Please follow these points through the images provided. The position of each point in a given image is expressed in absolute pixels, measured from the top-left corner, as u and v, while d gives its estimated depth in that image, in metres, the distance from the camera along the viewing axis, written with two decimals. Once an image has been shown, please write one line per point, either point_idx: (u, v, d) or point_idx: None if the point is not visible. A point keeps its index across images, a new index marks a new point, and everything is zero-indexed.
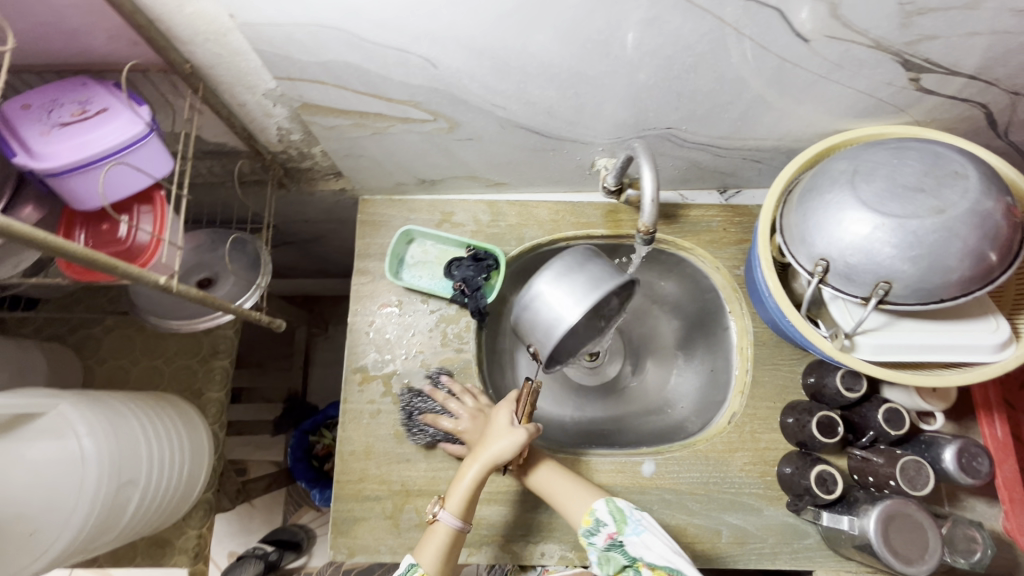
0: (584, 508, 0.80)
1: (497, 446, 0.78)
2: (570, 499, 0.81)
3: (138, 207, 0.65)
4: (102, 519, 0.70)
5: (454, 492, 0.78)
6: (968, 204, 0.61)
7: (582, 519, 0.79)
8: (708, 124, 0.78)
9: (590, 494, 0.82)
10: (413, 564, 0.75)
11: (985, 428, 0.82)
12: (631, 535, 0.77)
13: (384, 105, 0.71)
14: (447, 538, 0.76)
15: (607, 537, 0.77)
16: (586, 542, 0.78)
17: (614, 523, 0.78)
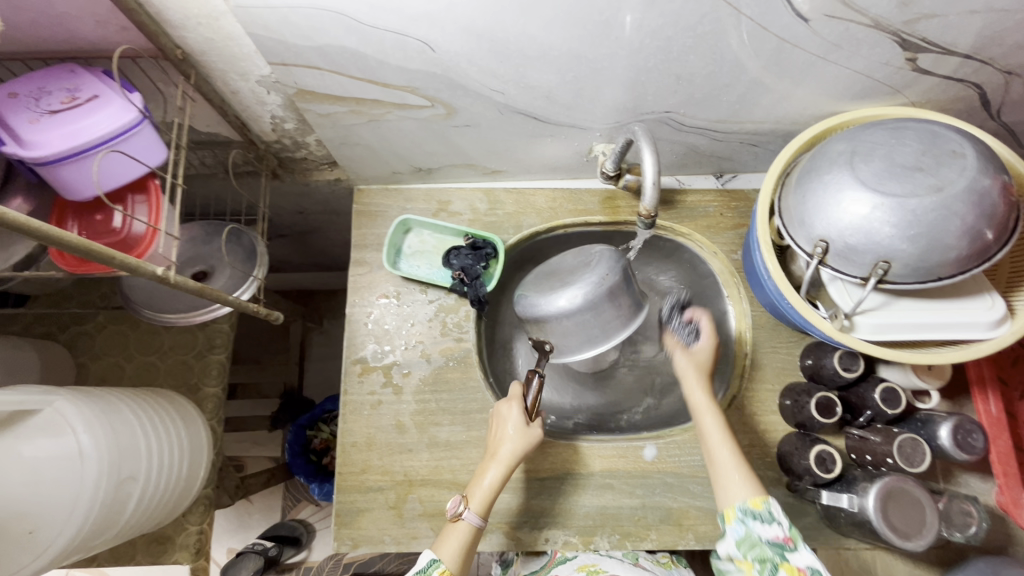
0: (752, 492, 0.69)
1: (509, 447, 0.79)
2: (735, 472, 0.72)
3: (133, 197, 0.63)
4: (104, 515, 0.69)
5: (476, 492, 0.77)
6: (965, 182, 0.61)
7: (751, 498, 0.68)
8: (706, 107, 0.78)
9: (756, 481, 0.71)
10: (434, 559, 0.72)
11: (980, 404, 0.84)
12: (803, 551, 0.64)
13: (381, 91, 0.70)
14: (469, 537, 0.75)
15: (775, 533, 0.65)
16: (740, 516, 0.68)
17: (789, 527, 0.65)
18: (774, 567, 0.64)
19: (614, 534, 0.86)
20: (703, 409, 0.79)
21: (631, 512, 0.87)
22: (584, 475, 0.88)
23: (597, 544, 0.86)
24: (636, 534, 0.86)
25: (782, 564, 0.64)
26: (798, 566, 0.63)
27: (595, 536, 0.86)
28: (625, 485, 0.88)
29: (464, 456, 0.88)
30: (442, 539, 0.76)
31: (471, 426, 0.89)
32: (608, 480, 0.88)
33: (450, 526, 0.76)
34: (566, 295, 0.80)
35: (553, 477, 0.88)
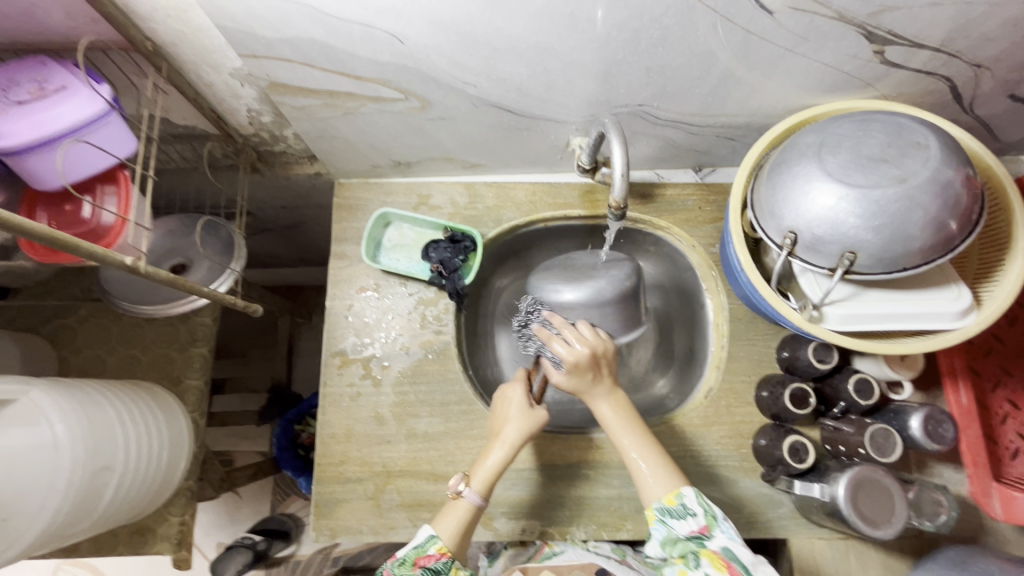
0: (668, 488, 0.73)
1: (512, 432, 0.79)
2: (646, 469, 0.75)
3: (101, 187, 0.64)
4: (79, 505, 0.70)
5: (478, 471, 0.78)
6: (928, 173, 0.62)
7: (664, 495, 0.72)
8: (679, 100, 0.78)
9: (675, 475, 0.75)
10: (431, 536, 0.73)
11: (951, 396, 0.85)
12: (718, 535, 0.69)
13: (353, 84, 0.70)
14: (468, 515, 0.76)
15: (691, 527, 0.70)
16: (658, 515, 0.72)
17: (703, 516, 0.70)
18: (695, 556, 0.69)
19: (590, 524, 0.87)
20: (604, 415, 0.79)
21: (608, 503, 0.88)
22: (561, 466, 0.89)
23: (574, 534, 0.87)
24: (612, 524, 0.87)
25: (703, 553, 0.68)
26: (715, 549, 0.68)
27: (572, 526, 0.87)
28: (602, 476, 0.89)
29: (442, 447, 0.89)
30: (442, 517, 0.77)
31: (449, 418, 0.90)
32: (584, 471, 0.89)
33: (451, 506, 0.77)
34: (573, 292, 0.89)
35: (530, 468, 0.89)
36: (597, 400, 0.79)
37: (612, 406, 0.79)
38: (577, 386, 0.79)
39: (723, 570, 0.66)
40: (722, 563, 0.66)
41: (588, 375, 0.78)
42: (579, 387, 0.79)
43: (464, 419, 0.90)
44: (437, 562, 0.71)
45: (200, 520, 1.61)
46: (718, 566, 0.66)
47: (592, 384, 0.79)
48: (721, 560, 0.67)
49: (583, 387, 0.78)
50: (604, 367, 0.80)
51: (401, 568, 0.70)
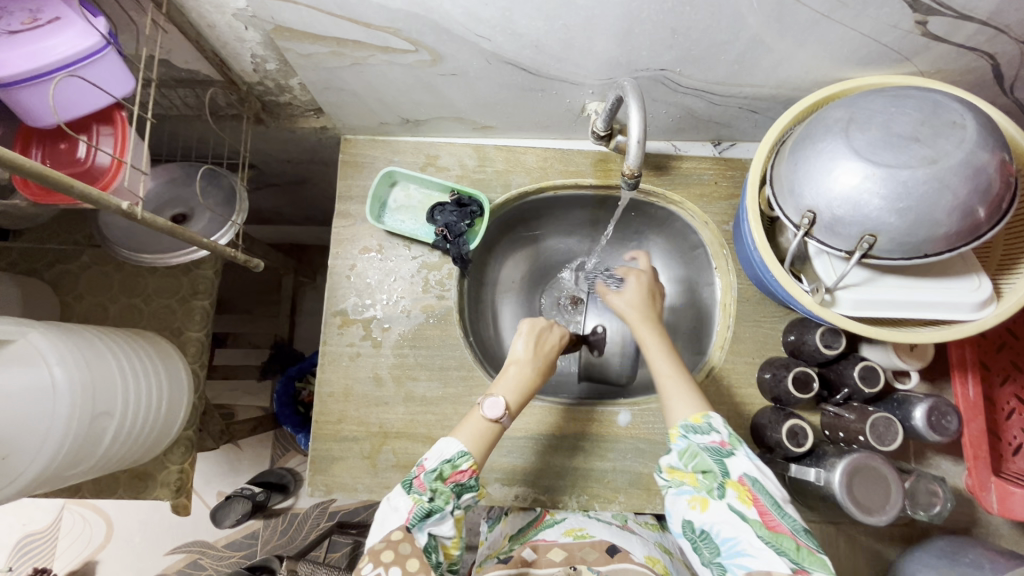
0: (693, 407, 0.69)
1: (519, 348, 0.79)
2: (674, 389, 0.72)
3: (98, 128, 0.62)
4: (77, 447, 0.71)
5: (508, 385, 0.76)
6: (962, 155, 0.59)
7: (691, 414, 0.69)
8: (703, 67, 0.74)
9: (699, 396, 0.71)
10: (463, 452, 0.69)
11: (958, 388, 0.83)
12: (740, 457, 0.65)
13: (362, 32, 0.67)
14: (495, 435, 0.73)
15: (713, 441, 0.66)
16: (682, 431, 0.68)
17: (728, 434, 0.67)
18: (718, 483, 0.64)
19: (583, 495, 0.87)
20: (646, 337, 0.79)
21: (602, 475, 0.88)
22: (559, 437, 0.89)
23: (566, 504, 0.87)
24: (605, 496, 0.87)
25: (723, 474, 0.64)
26: (737, 477, 0.63)
27: (565, 495, 0.87)
28: (597, 448, 0.89)
29: (439, 411, 0.89)
30: (466, 428, 0.72)
31: (447, 383, 0.90)
32: (580, 443, 0.89)
33: (478, 422, 0.73)
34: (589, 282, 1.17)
35: (525, 437, 0.89)
36: (644, 327, 0.79)
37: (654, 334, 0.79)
38: (627, 306, 0.83)
39: (750, 503, 0.62)
40: (747, 495, 0.62)
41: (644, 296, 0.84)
42: (631, 307, 0.82)
43: (462, 384, 0.90)
44: (468, 479, 0.68)
45: (202, 469, 1.65)
46: (744, 499, 0.62)
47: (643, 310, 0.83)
48: (747, 490, 0.62)
49: (636, 302, 0.83)
50: (657, 299, 0.86)
51: (434, 482, 0.67)
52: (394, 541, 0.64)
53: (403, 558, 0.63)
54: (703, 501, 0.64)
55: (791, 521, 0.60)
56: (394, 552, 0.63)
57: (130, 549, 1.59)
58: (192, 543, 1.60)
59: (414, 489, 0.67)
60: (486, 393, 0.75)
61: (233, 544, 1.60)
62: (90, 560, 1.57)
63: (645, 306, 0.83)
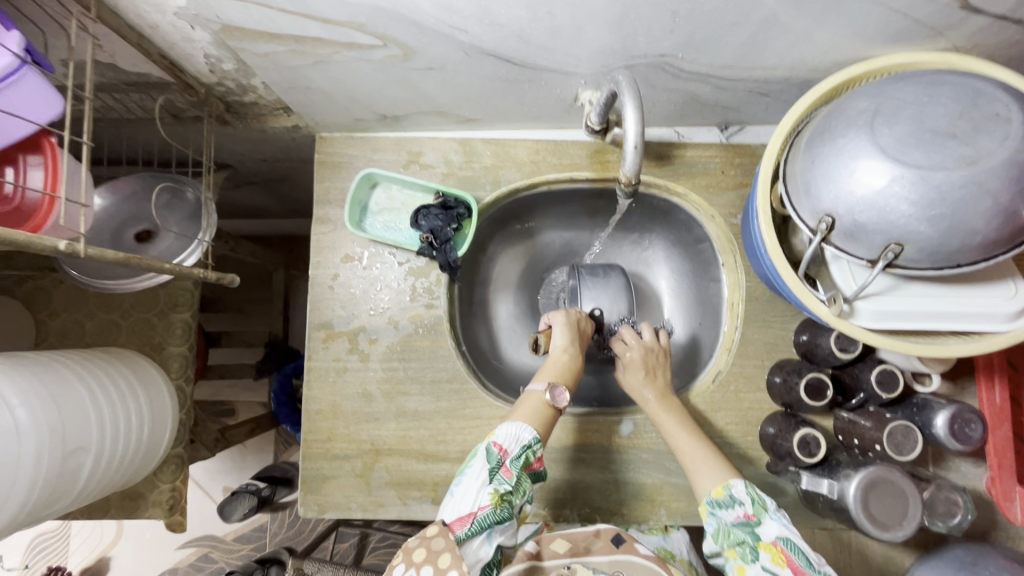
0: (716, 480, 0.71)
1: (558, 339, 0.82)
2: (697, 472, 0.74)
3: (24, 158, 0.56)
4: (51, 488, 0.67)
5: (559, 372, 0.78)
6: (1006, 154, 0.51)
7: (714, 488, 0.70)
8: (709, 51, 0.66)
9: (727, 467, 0.73)
10: (537, 439, 0.69)
11: (983, 392, 0.78)
12: (769, 524, 0.65)
13: (323, 29, 0.59)
14: (553, 417, 0.73)
15: (738, 514, 0.68)
16: (709, 509, 0.70)
17: (752, 505, 0.67)
18: (751, 548, 0.65)
19: (584, 508, 0.84)
20: (661, 416, 0.80)
21: (603, 487, 0.85)
22: (556, 449, 0.86)
23: (566, 517, 0.84)
24: (607, 509, 0.84)
25: (754, 541, 0.65)
26: (770, 541, 0.64)
27: (564, 509, 0.84)
28: (598, 460, 0.85)
29: (432, 426, 0.85)
30: (530, 412, 0.72)
31: (440, 396, 0.86)
32: (580, 454, 0.85)
33: (534, 400, 0.74)
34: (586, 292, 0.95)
35: None
36: (658, 405, 0.81)
37: (672, 414, 0.80)
38: (631, 383, 0.84)
39: (784, 564, 0.62)
40: (781, 556, 0.63)
41: (647, 369, 0.84)
42: (634, 386, 0.84)
43: (456, 398, 0.86)
44: (542, 468, 0.71)
45: (206, 466, 1.65)
46: (778, 560, 0.63)
47: (647, 381, 0.83)
48: (780, 553, 0.63)
49: (637, 380, 0.83)
50: (660, 368, 0.85)
51: (518, 472, 0.67)
52: (428, 537, 0.62)
53: (435, 555, 0.60)
54: (740, 567, 0.65)
55: None
56: (426, 549, 0.61)
57: (142, 544, 1.61)
58: (202, 537, 1.61)
59: (500, 475, 0.66)
60: (549, 383, 0.75)
61: (241, 538, 1.61)
62: (103, 557, 1.58)
63: (649, 383, 0.83)
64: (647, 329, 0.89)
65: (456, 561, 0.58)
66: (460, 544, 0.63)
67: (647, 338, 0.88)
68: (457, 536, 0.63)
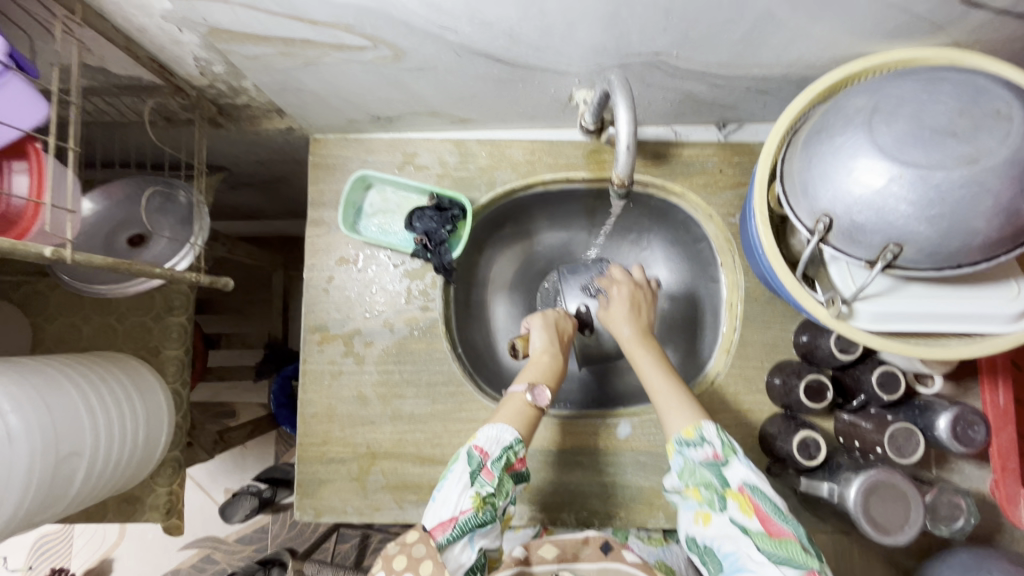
0: (686, 419, 0.68)
1: (537, 340, 0.81)
2: (668, 406, 0.70)
3: (8, 163, 0.56)
4: (44, 494, 0.67)
5: (538, 372, 0.76)
6: (1007, 153, 0.50)
7: (683, 426, 0.67)
8: (704, 49, 0.65)
9: (695, 407, 0.69)
10: (518, 440, 0.69)
11: (987, 394, 0.76)
12: (736, 467, 0.63)
13: (310, 30, 0.58)
14: (534, 417, 0.72)
15: (706, 454, 0.65)
16: (676, 446, 0.67)
17: (721, 445, 0.65)
18: (718, 495, 0.63)
19: (581, 511, 0.84)
20: (637, 353, 0.78)
21: (600, 490, 0.84)
22: (553, 452, 0.85)
23: (563, 520, 0.84)
24: (604, 512, 0.84)
25: (721, 487, 0.63)
26: (737, 487, 0.62)
27: (562, 512, 0.84)
28: (595, 463, 0.85)
29: (428, 429, 0.85)
30: (510, 413, 0.71)
31: (436, 399, 0.85)
32: (577, 457, 0.85)
33: (515, 403, 0.72)
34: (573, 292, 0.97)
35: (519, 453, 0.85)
36: (636, 343, 0.79)
37: (650, 355, 0.77)
38: (616, 318, 0.82)
39: (751, 513, 0.60)
40: (748, 504, 0.60)
41: (633, 307, 0.83)
42: (617, 318, 0.82)
43: (452, 400, 0.85)
44: (523, 469, 0.70)
45: (208, 467, 1.65)
46: (746, 509, 0.60)
47: (631, 318, 0.82)
48: (747, 500, 0.61)
49: (619, 313, 0.82)
50: (644, 306, 0.84)
51: (497, 472, 0.66)
52: (408, 544, 0.61)
53: (415, 562, 0.58)
54: (705, 516, 0.63)
55: (796, 531, 0.58)
56: (407, 557, 0.59)
57: (144, 545, 1.62)
58: (203, 538, 1.61)
59: (480, 477, 0.66)
60: (528, 384, 0.74)
61: (243, 539, 1.62)
62: (105, 558, 1.59)
63: (632, 317, 0.82)
64: (637, 269, 0.89)
65: (438, 568, 0.58)
66: (442, 550, 0.62)
67: (635, 276, 0.88)
68: (439, 542, 0.62)
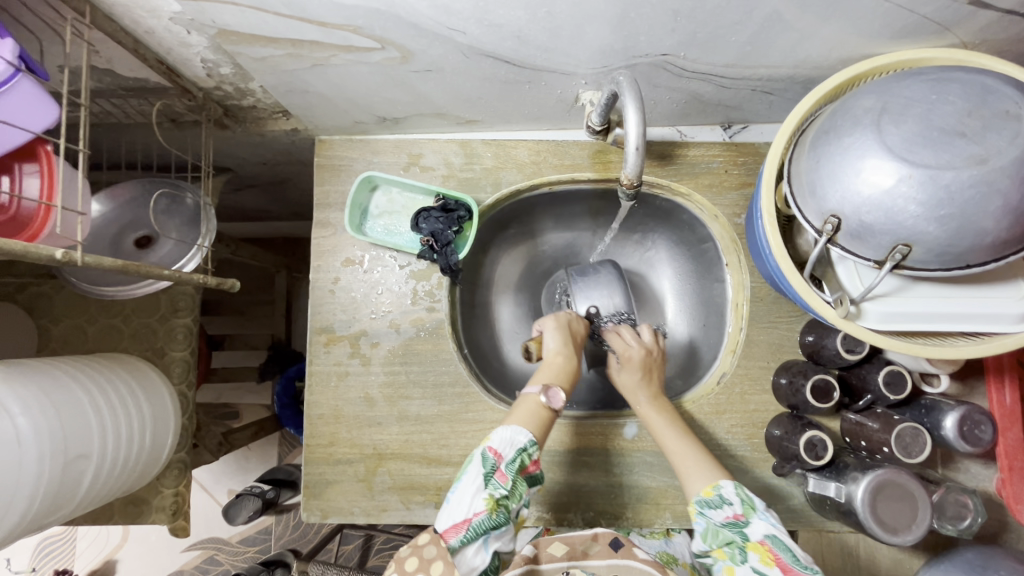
0: (706, 480, 0.68)
1: (551, 342, 0.81)
2: (689, 473, 0.70)
3: (20, 166, 0.56)
4: (52, 496, 0.67)
5: (552, 376, 0.76)
6: (1016, 153, 0.50)
7: (702, 488, 0.68)
8: (711, 50, 0.65)
9: (718, 469, 0.70)
10: (532, 441, 0.69)
11: (993, 394, 0.76)
12: (756, 523, 0.63)
13: (318, 31, 0.58)
14: (547, 420, 0.72)
15: (727, 514, 0.65)
16: (698, 508, 0.67)
17: (741, 504, 0.65)
18: (740, 548, 0.63)
19: (588, 512, 0.84)
20: (653, 418, 0.78)
21: (606, 491, 0.84)
22: (559, 452, 0.85)
23: (570, 520, 0.84)
24: (611, 512, 0.84)
25: (742, 542, 0.63)
26: (758, 540, 0.62)
27: (569, 512, 0.84)
28: (602, 463, 0.85)
29: (435, 430, 0.85)
30: (523, 415, 0.71)
31: (442, 400, 0.85)
32: (584, 458, 0.85)
33: (529, 403, 0.73)
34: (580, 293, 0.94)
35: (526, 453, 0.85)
36: (650, 409, 0.79)
37: (665, 420, 0.77)
38: (630, 385, 0.81)
39: (773, 563, 0.60)
40: (769, 556, 0.61)
41: (646, 370, 0.82)
42: (631, 385, 0.81)
43: (458, 401, 0.85)
44: (538, 471, 0.70)
45: (211, 468, 1.65)
46: (767, 560, 0.60)
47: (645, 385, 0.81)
48: (768, 552, 0.61)
49: (634, 382, 0.81)
50: (655, 373, 0.83)
51: (514, 489, 0.66)
52: (419, 546, 0.62)
53: (426, 563, 0.60)
54: (728, 569, 0.63)
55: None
56: (418, 558, 0.61)
57: (148, 546, 1.62)
58: (207, 539, 1.61)
59: (495, 481, 0.66)
60: (541, 386, 0.74)
61: (246, 540, 1.62)
62: (109, 559, 1.59)
63: (645, 384, 0.81)
64: (645, 330, 0.87)
65: (449, 568, 0.59)
66: (454, 552, 0.63)
67: (645, 339, 0.86)
68: (450, 545, 0.63)
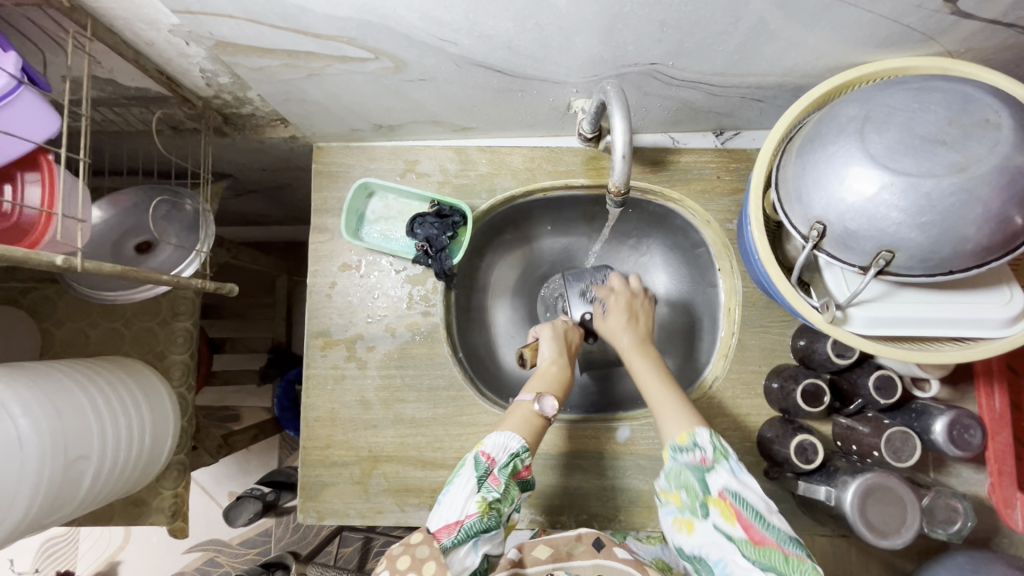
0: (682, 426, 0.68)
1: (546, 351, 0.83)
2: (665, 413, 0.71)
3: (22, 175, 0.58)
4: (52, 497, 0.68)
5: (547, 381, 0.78)
6: (996, 161, 0.51)
7: (679, 433, 0.68)
8: (699, 59, 0.66)
9: (693, 415, 0.70)
10: (525, 448, 0.69)
11: (983, 399, 0.77)
12: (720, 472, 0.64)
13: (313, 42, 0.60)
14: (540, 426, 0.73)
15: (694, 460, 0.66)
16: (672, 452, 0.68)
17: (711, 450, 0.65)
18: (700, 502, 0.64)
19: (581, 515, 0.85)
20: (635, 360, 0.81)
21: (599, 493, 0.85)
22: (553, 455, 0.86)
23: (564, 523, 0.85)
24: (605, 515, 0.84)
25: (705, 494, 0.64)
26: (719, 494, 0.63)
27: (562, 515, 0.85)
28: (595, 466, 0.85)
29: (429, 433, 0.86)
30: (517, 422, 0.72)
31: (437, 403, 0.86)
32: (577, 461, 0.86)
33: (523, 411, 0.73)
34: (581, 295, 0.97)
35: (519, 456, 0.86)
36: (636, 351, 0.82)
37: (651, 365, 0.79)
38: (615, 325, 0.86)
39: (733, 520, 0.61)
40: (732, 512, 0.61)
41: (630, 314, 0.87)
42: (615, 326, 0.86)
43: (452, 405, 0.86)
44: (529, 476, 0.71)
45: (212, 471, 1.66)
46: (728, 515, 0.61)
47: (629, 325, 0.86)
48: (729, 506, 0.61)
49: (617, 323, 0.86)
50: (640, 315, 0.88)
51: (504, 491, 0.67)
52: (411, 545, 0.63)
53: (419, 563, 0.61)
54: (688, 522, 0.64)
55: (778, 534, 0.59)
56: (410, 557, 0.62)
57: (149, 548, 1.63)
58: (207, 541, 1.63)
59: (486, 483, 0.67)
60: (535, 394, 0.75)
61: (246, 543, 1.63)
62: (111, 561, 1.61)
63: (630, 326, 0.86)
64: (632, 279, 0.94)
65: (439, 568, 0.60)
66: (447, 553, 0.63)
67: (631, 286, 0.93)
68: (444, 544, 0.63)
